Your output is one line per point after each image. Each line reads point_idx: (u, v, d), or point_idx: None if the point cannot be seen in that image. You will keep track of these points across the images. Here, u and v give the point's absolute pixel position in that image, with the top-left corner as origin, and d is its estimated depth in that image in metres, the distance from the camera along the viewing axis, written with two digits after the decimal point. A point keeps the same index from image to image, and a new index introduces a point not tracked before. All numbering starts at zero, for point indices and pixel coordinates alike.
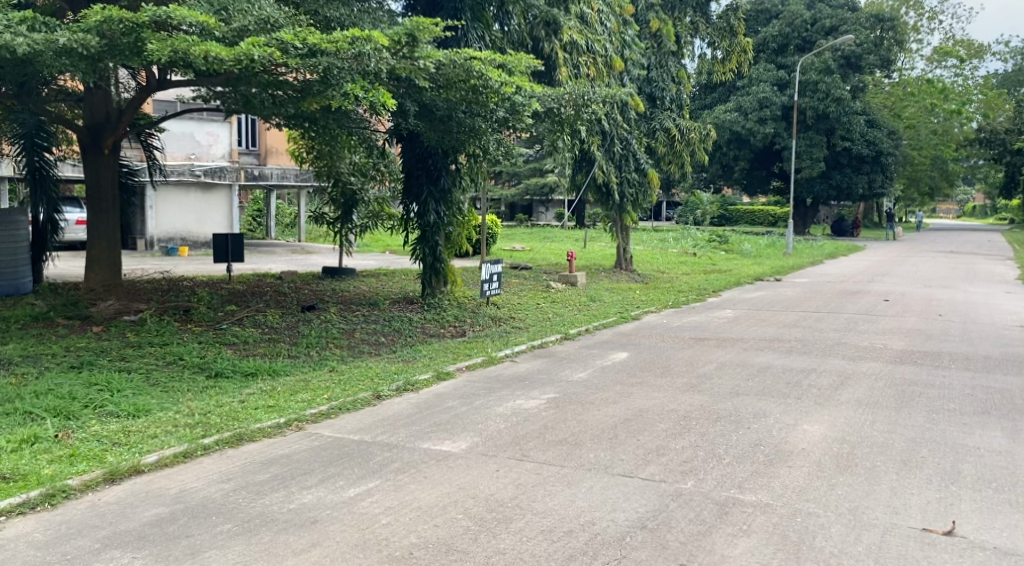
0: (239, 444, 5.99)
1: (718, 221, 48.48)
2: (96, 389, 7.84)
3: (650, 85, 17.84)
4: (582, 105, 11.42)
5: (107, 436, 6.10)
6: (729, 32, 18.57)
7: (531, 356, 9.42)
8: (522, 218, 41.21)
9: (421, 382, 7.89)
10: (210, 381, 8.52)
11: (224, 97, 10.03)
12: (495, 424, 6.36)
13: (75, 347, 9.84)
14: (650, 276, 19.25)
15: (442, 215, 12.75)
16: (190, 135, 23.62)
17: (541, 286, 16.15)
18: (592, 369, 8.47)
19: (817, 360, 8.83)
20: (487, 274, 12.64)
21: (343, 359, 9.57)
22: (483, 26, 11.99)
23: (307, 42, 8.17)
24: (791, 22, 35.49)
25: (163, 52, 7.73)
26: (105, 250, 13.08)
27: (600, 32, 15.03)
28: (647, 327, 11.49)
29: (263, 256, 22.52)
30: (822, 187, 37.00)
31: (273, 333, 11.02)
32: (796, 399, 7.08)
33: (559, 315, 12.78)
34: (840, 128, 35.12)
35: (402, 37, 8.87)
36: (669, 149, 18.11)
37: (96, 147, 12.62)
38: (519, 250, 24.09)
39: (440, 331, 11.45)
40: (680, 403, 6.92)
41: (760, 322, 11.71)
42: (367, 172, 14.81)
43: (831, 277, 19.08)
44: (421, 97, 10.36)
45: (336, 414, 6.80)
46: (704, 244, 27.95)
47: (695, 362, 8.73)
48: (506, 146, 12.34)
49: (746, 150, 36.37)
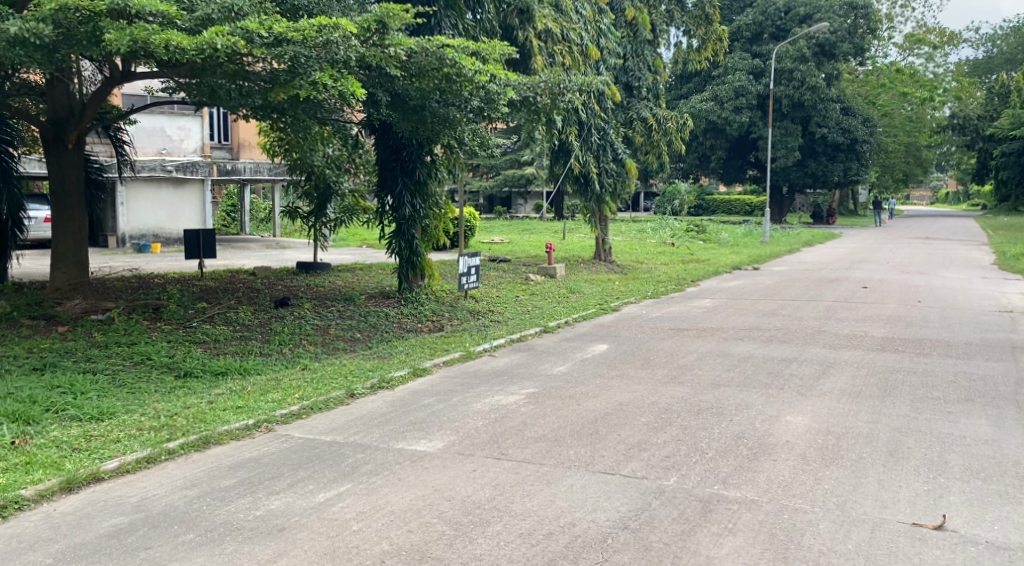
0: (205, 448, 5.77)
1: (696, 211, 48.54)
2: (59, 392, 7.59)
3: (626, 75, 17.73)
4: (558, 94, 11.18)
5: (66, 443, 5.87)
6: (703, 20, 18.43)
7: (510, 350, 9.24)
8: (500, 210, 41.06)
9: (396, 379, 7.68)
10: (178, 382, 8.28)
11: (188, 88, 9.74)
12: (473, 422, 6.17)
13: (38, 348, 9.55)
14: (629, 266, 19.11)
15: (418, 207, 12.51)
16: (161, 130, 23.22)
17: (520, 278, 15.98)
18: (572, 362, 8.30)
19: (799, 349, 8.71)
20: (465, 267, 12.42)
21: (316, 357, 9.35)
22: (457, 14, 11.73)
23: (272, 31, 7.94)
24: (764, 11, 35.64)
25: (121, 42, 7.43)
26: (71, 246, 12.67)
27: (575, 21, 14.85)
28: (627, 318, 11.34)
29: (239, 252, 22.20)
30: (798, 176, 37.10)
31: (244, 331, 10.76)
32: (779, 390, 6.95)
33: (538, 307, 12.60)
34: (816, 116, 35.08)
35: (371, 23, 8.66)
36: (646, 139, 17.99)
37: (59, 142, 12.26)
38: (496, 242, 23.91)
39: (417, 326, 11.24)
40: (661, 396, 6.77)
41: (739, 311, 11.60)
42: (342, 164, 14.46)
43: (809, 265, 19.07)
44: (393, 86, 10.10)
45: (307, 415, 6.59)
46: (682, 234, 27.90)
47: (676, 353, 8.59)
48: (482, 136, 12.21)
49: (722, 140, 36.38)
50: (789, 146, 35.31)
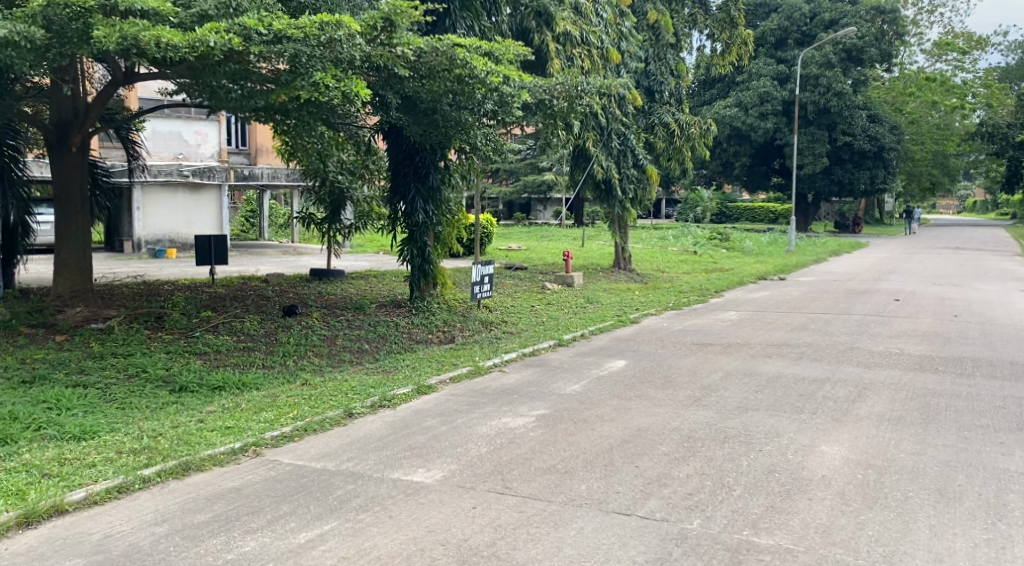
0: (184, 475, 5.35)
1: (718, 219, 47.83)
2: (45, 408, 7.22)
3: (647, 79, 17.20)
4: (576, 97, 10.68)
5: (37, 467, 5.49)
6: (728, 23, 17.90)
7: (521, 365, 8.74)
8: (520, 217, 40.60)
9: (399, 398, 7.18)
10: (172, 396, 7.85)
11: (190, 88, 9.33)
12: (476, 448, 5.67)
13: (32, 359, 9.19)
14: (650, 276, 18.54)
15: (431, 214, 12.03)
16: (178, 134, 22.96)
17: (536, 287, 15.47)
18: (587, 381, 7.77)
19: (832, 368, 8.12)
20: (478, 276, 11.88)
21: (319, 370, 8.90)
22: (473, 15, 11.28)
23: (272, 28, 7.50)
24: (790, 16, 35.04)
25: (110, 40, 7.01)
26: (73, 253, 12.27)
27: (596, 23, 14.41)
28: (647, 331, 10.79)
29: (254, 257, 21.86)
30: (824, 184, 36.21)
31: (247, 342, 10.33)
32: (811, 415, 6.38)
33: (554, 319, 12.08)
34: (842, 123, 34.33)
35: (378, 21, 8.13)
36: (668, 145, 17.46)
37: (63, 145, 11.90)
38: (514, 249, 23.40)
39: (427, 337, 10.76)
40: (683, 421, 6.22)
41: (766, 325, 11.00)
42: (355, 170, 14.03)
43: (836, 276, 18.39)
44: (403, 88, 9.62)
45: (300, 437, 6.12)
46: (705, 242, 27.25)
47: (699, 371, 8.05)
48: (497, 141, 11.69)
49: (747, 146, 35.63)
50: (816, 153, 34.53)
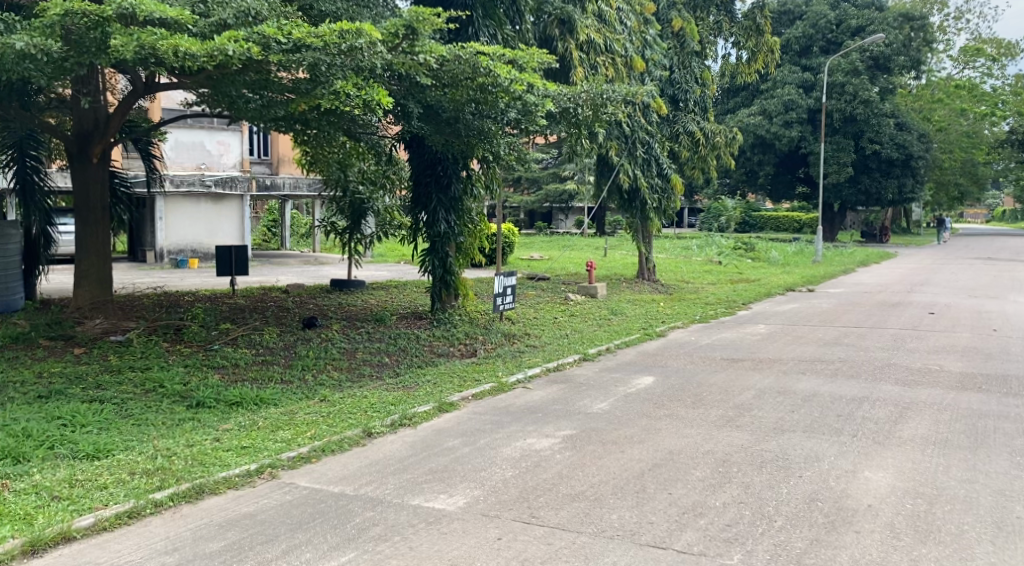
0: (197, 498, 5.16)
1: (743, 229, 47.35)
2: (59, 425, 7.07)
3: (672, 87, 16.92)
4: (600, 106, 10.44)
5: (47, 489, 5.32)
6: (754, 31, 17.58)
7: (546, 381, 8.48)
8: (542, 226, 40.33)
9: (419, 416, 6.95)
10: (189, 412, 7.67)
11: (208, 98, 9.19)
12: (501, 471, 5.43)
13: (49, 373, 9.06)
14: (674, 286, 18.21)
15: (452, 224, 11.80)
16: (200, 144, 22.94)
17: (559, 298, 15.22)
18: (614, 398, 7.50)
19: (869, 386, 7.79)
20: (500, 287, 11.63)
21: (338, 386, 8.69)
22: (496, 23, 11.09)
23: (291, 36, 7.32)
24: (815, 23, 34.68)
25: (128, 49, 6.85)
26: (93, 264, 12.16)
27: (620, 31, 14.20)
28: (674, 345, 10.50)
29: (275, 267, 21.76)
30: (851, 193, 35.56)
31: (267, 355, 10.16)
32: (851, 437, 6.08)
33: (578, 331, 11.80)
34: (869, 131, 33.83)
35: (400, 29, 7.92)
36: (692, 154, 17.21)
37: (83, 156, 11.81)
38: (535, 259, 23.13)
39: (449, 350, 10.53)
40: (717, 443, 5.95)
41: (797, 339, 10.66)
42: (376, 180, 13.86)
43: (866, 287, 17.95)
44: (425, 97, 9.44)
45: (318, 458, 5.91)
46: (730, 252, 26.83)
47: (731, 389, 7.76)
48: (519, 151, 11.45)
49: (771, 155, 35.16)
50: (840, 161, 34.07)
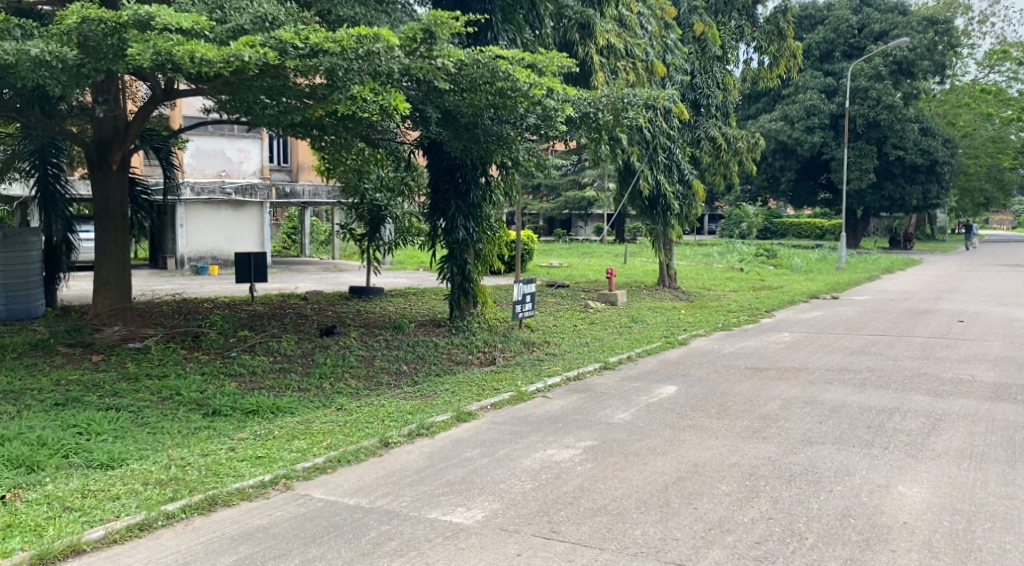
0: (210, 510, 5.06)
1: (764, 236, 46.97)
2: (75, 433, 7.00)
3: (694, 92, 16.72)
4: (621, 110, 10.27)
5: (59, 499, 5.23)
6: (777, 35, 17.36)
7: (566, 390, 8.32)
8: (562, 233, 40.18)
9: (437, 425, 6.82)
10: (205, 421, 7.59)
11: (226, 105, 9.13)
12: (520, 483, 5.29)
13: (66, 380, 9.01)
14: (696, 293, 18.00)
15: (471, 231, 11.68)
16: (221, 152, 23.01)
17: (579, 305, 15.06)
18: (636, 408, 7.33)
19: (900, 397, 7.57)
20: (519, 294, 11.48)
21: (356, 394, 8.57)
22: (515, 28, 10.98)
23: (309, 41, 7.22)
24: (836, 28, 34.51)
25: (143, 55, 6.78)
26: (112, 270, 12.09)
27: (641, 36, 14.08)
28: (697, 354, 10.31)
29: (295, 274, 21.77)
30: (874, 199, 35.12)
31: (284, 363, 10.07)
32: (883, 450, 5.87)
33: (599, 339, 11.64)
34: (893, 136, 33.35)
35: (417, 32, 7.79)
36: (714, 159, 17.10)
37: (103, 163, 11.80)
38: (555, 266, 22.98)
39: (468, 358, 10.40)
40: (744, 456, 5.77)
41: (823, 348, 10.44)
42: (395, 186, 13.77)
43: (892, 295, 17.63)
44: (443, 102, 9.34)
45: (333, 468, 5.79)
46: (752, 258, 26.54)
47: (757, 399, 7.57)
48: (539, 157, 11.28)
49: (793, 161, 34.78)
50: (863, 167, 33.67)
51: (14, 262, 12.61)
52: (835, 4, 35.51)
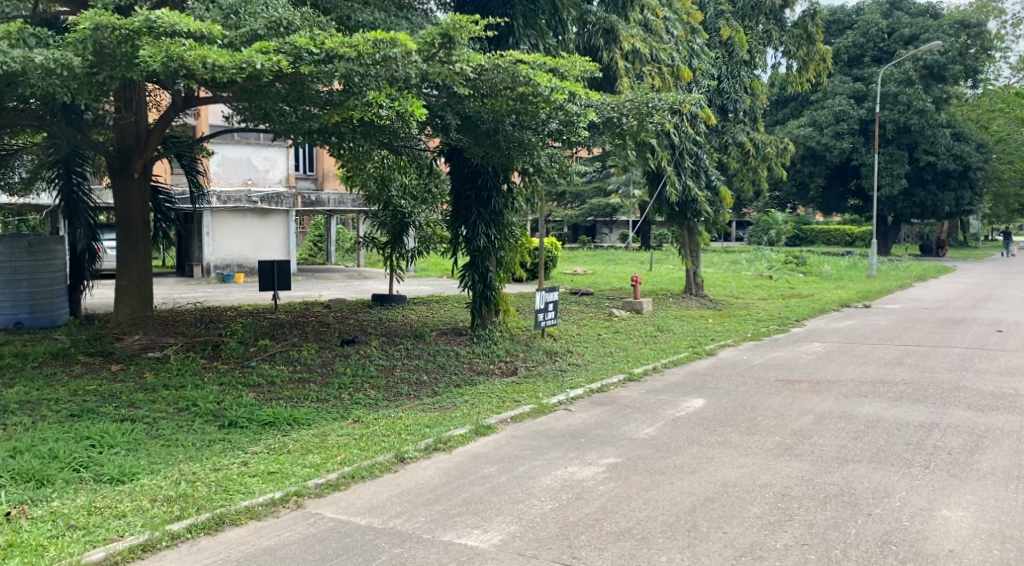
0: (216, 530, 4.94)
1: (793, 242, 46.37)
2: (87, 445, 6.86)
3: (721, 97, 16.39)
4: (646, 115, 9.99)
5: (64, 516, 5.08)
6: (805, 39, 17.04)
7: (589, 403, 8.07)
8: (587, 239, 39.93)
9: (455, 439, 6.60)
10: (220, 433, 7.43)
11: (245, 111, 9.00)
12: (539, 504, 5.09)
13: (83, 390, 8.91)
14: (723, 301, 17.66)
15: (493, 239, 11.47)
16: (247, 160, 23.02)
17: (603, 313, 14.81)
18: (662, 422, 7.06)
19: (940, 412, 7.23)
20: (542, 302, 11.23)
21: (373, 406, 8.38)
22: (537, 33, 10.76)
23: (324, 46, 7.05)
24: (866, 32, 34.04)
25: (155, 59, 6.65)
26: (135, 279, 11.99)
27: (666, 41, 13.85)
28: (725, 365, 10.02)
29: (319, 282, 21.71)
30: (906, 205, 34.49)
31: (303, 373, 9.91)
32: (924, 469, 5.57)
33: (623, 349, 11.39)
34: (924, 142, 32.59)
35: (436, 37, 7.59)
36: (742, 165, 16.79)
37: (125, 171, 11.72)
38: (579, 274, 22.73)
39: (489, 368, 10.19)
40: (775, 475, 5.51)
41: (856, 359, 10.09)
42: (418, 193, 13.59)
43: (926, 303, 17.16)
44: (463, 108, 9.14)
45: (347, 485, 5.60)
46: (781, 266, 26.12)
47: (788, 413, 7.29)
48: (561, 163, 11.02)
49: (822, 167, 34.15)
50: (895, 173, 32.91)
51: (37, 270, 12.60)
52: (865, 8, 35.01)
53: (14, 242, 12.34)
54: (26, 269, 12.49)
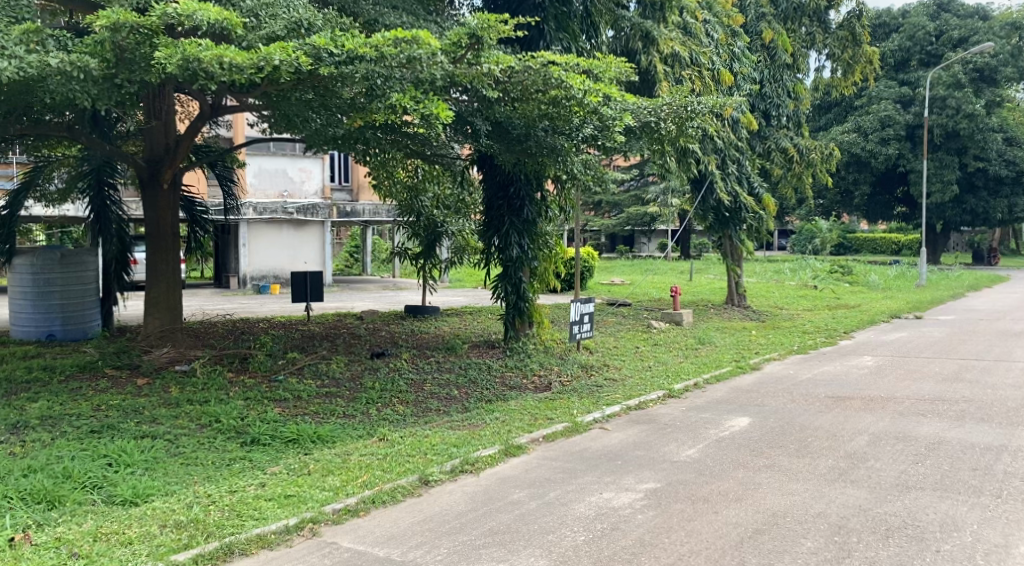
0: (225, 560, 4.68)
1: (837, 252, 45.37)
2: (103, 465, 6.60)
3: (763, 102, 15.90)
4: (686, 119, 9.57)
5: (69, 543, 4.81)
6: (850, 41, 16.44)
7: (627, 421, 7.66)
8: (625, 249, 39.39)
9: (483, 460, 6.24)
10: (241, 451, 7.15)
11: (269, 119, 8.74)
12: (571, 535, 4.72)
13: (105, 405, 8.69)
14: (766, 313, 17.06)
15: (526, 248, 11.12)
16: (283, 172, 22.97)
17: (641, 325, 14.35)
18: (704, 444, 6.61)
19: (1007, 433, 6.68)
20: (577, 314, 10.81)
21: (401, 422, 8.04)
22: (570, 36, 10.43)
23: (344, 47, 6.80)
24: (912, 36, 33.11)
25: (170, 62, 6.45)
26: (164, 292, 11.82)
27: (706, 44, 13.45)
28: (771, 380, 9.52)
29: (354, 293, 21.51)
30: (955, 213, 33.49)
31: (331, 387, 9.62)
32: (996, 499, 5.07)
33: (662, 362, 10.93)
34: (974, 147, 31.56)
35: (463, 38, 7.29)
36: (786, 171, 16.23)
37: (154, 181, 11.57)
38: (617, 284, 22.24)
39: (521, 382, 9.80)
40: (829, 503, 5.06)
41: (911, 374, 9.53)
42: (451, 202, 13.26)
43: (981, 314, 16.42)
44: (495, 112, 8.84)
45: (366, 511, 5.28)
46: (826, 275, 25.38)
47: (841, 433, 6.80)
48: (597, 169, 10.63)
49: (867, 174, 33.25)
50: (945, 179, 31.87)
51: (70, 281, 12.47)
52: (911, 11, 34.20)
53: (47, 255, 12.32)
54: (59, 280, 12.35)
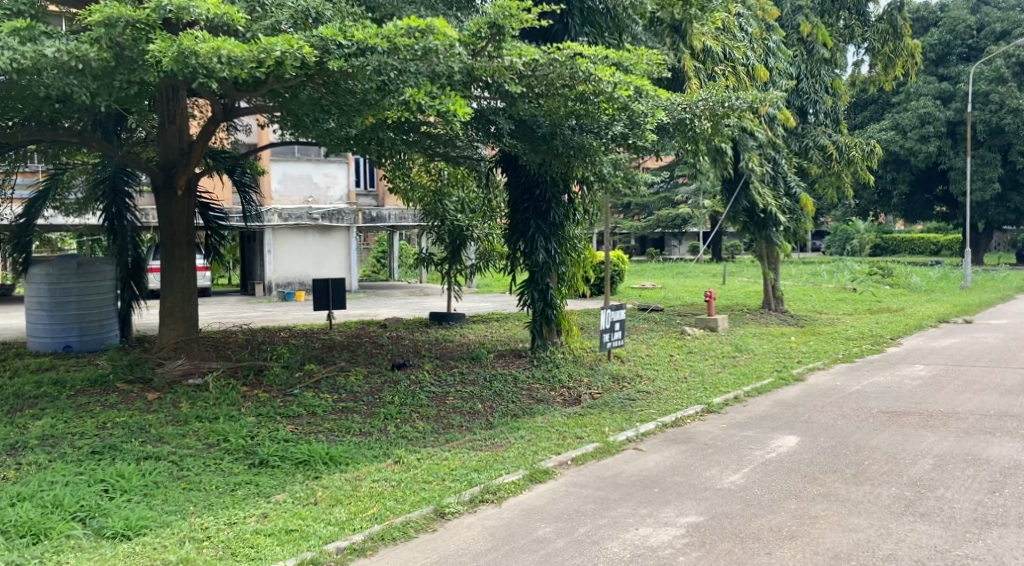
0: None
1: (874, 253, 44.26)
2: (100, 491, 6.13)
3: (799, 98, 15.24)
4: (721, 115, 8.93)
5: None
6: (891, 34, 15.53)
7: (663, 440, 7.05)
8: (656, 252, 38.63)
9: (505, 487, 5.69)
10: (247, 474, 6.65)
11: (280, 119, 8.26)
12: None
13: (111, 422, 8.25)
14: (805, 317, 16.31)
15: (553, 253, 10.53)
16: (307, 177, 22.62)
17: (675, 332, 13.69)
18: (750, 468, 5.99)
19: None
20: (607, 322, 10.17)
21: (418, 442, 7.50)
22: (597, 31, 9.86)
23: (354, 38, 6.29)
24: (952, 29, 32.36)
25: (166, 56, 5.98)
26: (179, 300, 11.33)
27: (740, 38, 12.87)
28: (817, 393, 8.83)
29: (378, 299, 21.04)
30: (999, 211, 32.32)
31: (349, 401, 9.11)
32: None
33: (699, 373, 10.29)
34: (1019, 143, 30.00)
35: (483, 28, 6.77)
36: (824, 170, 15.45)
37: (168, 188, 11.15)
38: (649, 289, 21.55)
39: (549, 395, 9.22)
40: (899, 543, 4.45)
41: (972, 386, 8.79)
42: (474, 206, 12.70)
43: None
44: (519, 110, 8.27)
45: (373, 550, 4.79)
46: (865, 278, 24.50)
47: (903, 455, 6.14)
48: (627, 169, 10.02)
49: (906, 172, 32.19)
50: (987, 177, 30.75)
51: (87, 291, 12.11)
52: (950, 5, 33.25)
53: (64, 264, 11.90)
54: (76, 290, 12.01)
